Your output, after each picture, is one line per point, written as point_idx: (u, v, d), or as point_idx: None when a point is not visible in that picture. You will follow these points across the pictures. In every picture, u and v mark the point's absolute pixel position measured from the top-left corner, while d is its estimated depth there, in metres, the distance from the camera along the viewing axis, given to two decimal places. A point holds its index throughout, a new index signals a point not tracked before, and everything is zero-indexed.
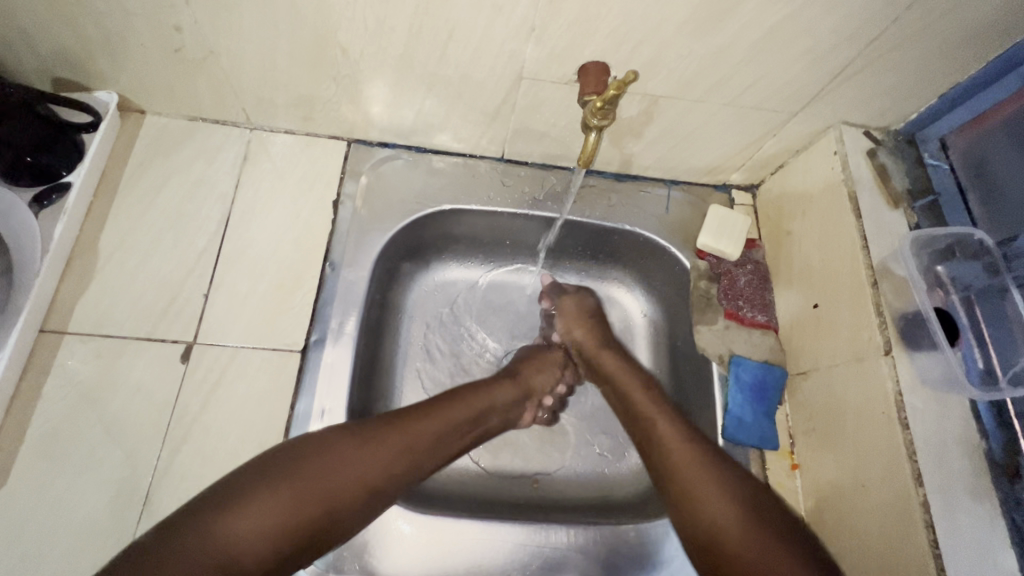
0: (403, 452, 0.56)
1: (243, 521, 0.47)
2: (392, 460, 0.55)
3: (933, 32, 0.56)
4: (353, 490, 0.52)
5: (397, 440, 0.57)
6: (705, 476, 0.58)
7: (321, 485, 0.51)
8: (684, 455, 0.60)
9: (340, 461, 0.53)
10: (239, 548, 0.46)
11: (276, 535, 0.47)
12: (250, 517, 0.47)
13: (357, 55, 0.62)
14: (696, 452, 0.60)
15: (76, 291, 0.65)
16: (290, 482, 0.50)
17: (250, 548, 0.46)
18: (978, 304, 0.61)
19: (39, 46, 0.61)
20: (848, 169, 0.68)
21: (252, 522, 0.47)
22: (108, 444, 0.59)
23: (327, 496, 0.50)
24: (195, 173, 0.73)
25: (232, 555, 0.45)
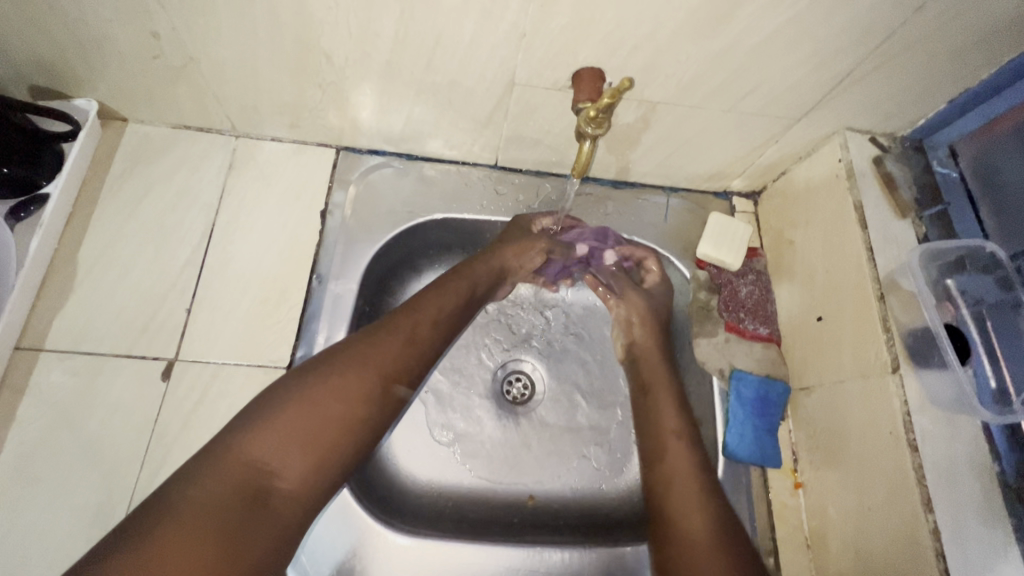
0: (389, 363, 0.58)
1: (258, 443, 0.49)
2: (376, 369, 0.56)
3: (943, 35, 0.54)
4: (353, 401, 0.54)
5: (386, 354, 0.58)
6: (690, 487, 0.60)
7: (329, 399, 0.53)
8: (678, 463, 0.62)
9: (340, 375, 0.54)
10: (271, 469, 0.48)
11: (307, 454, 0.50)
12: (268, 438, 0.49)
13: (342, 61, 0.59)
14: (688, 463, 0.62)
15: (54, 306, 0.63)
16: (300, 402, 0.52)
17: (282, 464, 0.49)
18: (990, 319, 0.58)
19: (12, 54, 0.59)
20: (853, 177, 0.65)
21: (275, 443, 0.49)
22: (85, 466, 0.57)
23: (339, 403, 0.53)
24: (179, 183, 0.71)
25: (261, 476, 0.48)
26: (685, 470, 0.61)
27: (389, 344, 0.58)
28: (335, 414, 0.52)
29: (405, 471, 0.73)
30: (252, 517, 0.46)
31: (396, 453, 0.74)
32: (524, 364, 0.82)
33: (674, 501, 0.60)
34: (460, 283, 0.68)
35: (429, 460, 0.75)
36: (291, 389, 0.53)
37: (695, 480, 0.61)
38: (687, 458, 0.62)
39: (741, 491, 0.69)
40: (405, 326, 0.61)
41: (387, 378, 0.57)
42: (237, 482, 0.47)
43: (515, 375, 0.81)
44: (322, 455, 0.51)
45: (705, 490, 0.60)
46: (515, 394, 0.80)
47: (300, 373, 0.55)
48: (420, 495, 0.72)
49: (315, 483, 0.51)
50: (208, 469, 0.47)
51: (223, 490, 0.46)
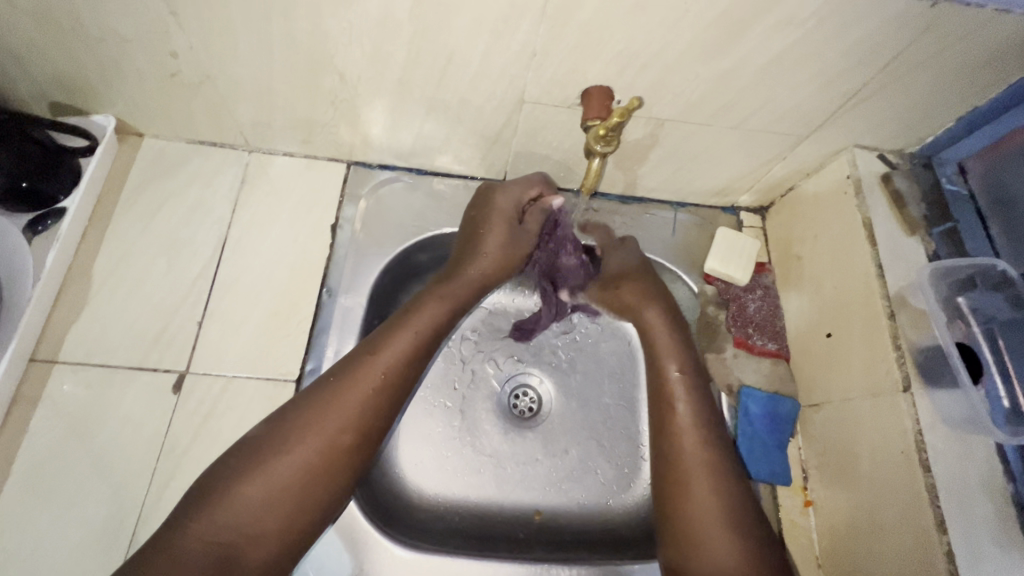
0: (351, 419, 0.57)
1: (221, 513, 0.51)
2: (337, 427, 0.56)
3: (951, 54, 0.54)
4: (316, 462, 0.55)
5: (347, 408, 0.57)
6: (716, 527, 0.58)
7: (287, 467, 0.54)
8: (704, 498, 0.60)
9: (299, 436, 0.55)
10: (239, 534, 0.51)
11: (275, 517, 0.52)
12: (234, 506, 0.51)
13: (355, 79, 0.61)
14: (716, 496, 0.60)
15: (69, 318, 0.64)
16: (259, 469, 0.53)
17: (248, 531, 0.51)
18: (1002, 337, 0.57)
19: (36, 72, 0.60)
20: (862, 194, 0.66)
21: (236, 515, 0.51)
22: (96, 478, 0.58)
23: (297, 466, 0.54)
24: (192, 197, 0.72)
25: (227, 544, 0.50)
26: (711, 505, 0.60)
27: (348, 398, 0.58)
28: (294, 481, 0.53)
29: (412, 484, 0.73)
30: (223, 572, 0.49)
31: (403, 465, 0.74)
32: (532, 378, 0.82)
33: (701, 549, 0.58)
34: (434, 309, 0.65)
35: (437, 472, 0.75)
36: (251, 457, 0.54)
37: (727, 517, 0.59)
38: (715, 491, 0.60)
39: None
40: (368, 377, 0.59)
41: (348, 433, 0.57)
42: (206, 552, 0.49)
43: (522, 389, 0.81)
44: (287, 519, 0.53)
45: (740, 530, 0.58)
46: (522, 408, 0.80)
47: (262, 438, 0.55)
48: (426, 507, 0.73)
49: (288, 544, 0.53)
50: (172, 548, 0.48)
51: (193, 558, 0.48)
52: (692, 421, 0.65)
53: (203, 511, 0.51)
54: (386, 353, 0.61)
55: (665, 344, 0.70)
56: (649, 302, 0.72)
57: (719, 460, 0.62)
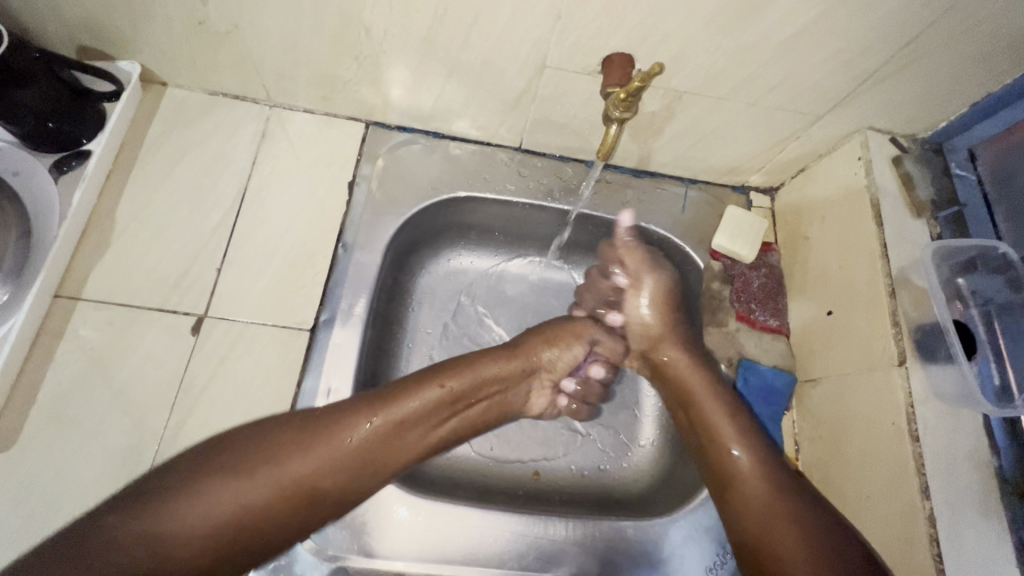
0: (337, 465, 0.54)
1: (185, 512, 0.48)
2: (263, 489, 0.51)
3: (970, 37, 0.55)
4: (208, 524, 0.48)
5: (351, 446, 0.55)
6: (762, 525, 0.58)
7: (254, 493, 0.50)
8: (748, 473, 0.61)
9: (325, 454, 0.54)
10: (205, 527, 0.48)
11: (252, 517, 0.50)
12: (194, 510, 0.48)
13: (381, 36, 0.61)
14: (752, 463, 0.61)
15: (92, 258, 0.65)
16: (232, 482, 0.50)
17: (170, 551, 0.46)
18: (998, 319, 0.59)
19: (66, 14, 0.61)
20: (872, 176, 0.67)
21: (183, 527, 0.47)
22: (116, 411, 0.60)
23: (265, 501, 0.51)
24: (214, 147, 0.73)
25: (167, 550, 0.46)
26: (767, 506, 0.58)
27: (285, 468, 0.52)
28: (185, 543, 0.47)
29: None
30: (195, 535, 0.47)
31: None
32: None
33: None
34: (462, 374, 0.63)
35: None
36: (142, 508, 0.47)
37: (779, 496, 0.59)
38: (758, 500, 0.59)
39: None
40: (315, 463, 0.53)
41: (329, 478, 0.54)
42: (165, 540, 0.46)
43: None
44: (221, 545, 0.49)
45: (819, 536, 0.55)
46: None
47: (92, 516, 0.47)
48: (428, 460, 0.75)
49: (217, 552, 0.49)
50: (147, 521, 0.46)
51: (184, 519, 0.47)
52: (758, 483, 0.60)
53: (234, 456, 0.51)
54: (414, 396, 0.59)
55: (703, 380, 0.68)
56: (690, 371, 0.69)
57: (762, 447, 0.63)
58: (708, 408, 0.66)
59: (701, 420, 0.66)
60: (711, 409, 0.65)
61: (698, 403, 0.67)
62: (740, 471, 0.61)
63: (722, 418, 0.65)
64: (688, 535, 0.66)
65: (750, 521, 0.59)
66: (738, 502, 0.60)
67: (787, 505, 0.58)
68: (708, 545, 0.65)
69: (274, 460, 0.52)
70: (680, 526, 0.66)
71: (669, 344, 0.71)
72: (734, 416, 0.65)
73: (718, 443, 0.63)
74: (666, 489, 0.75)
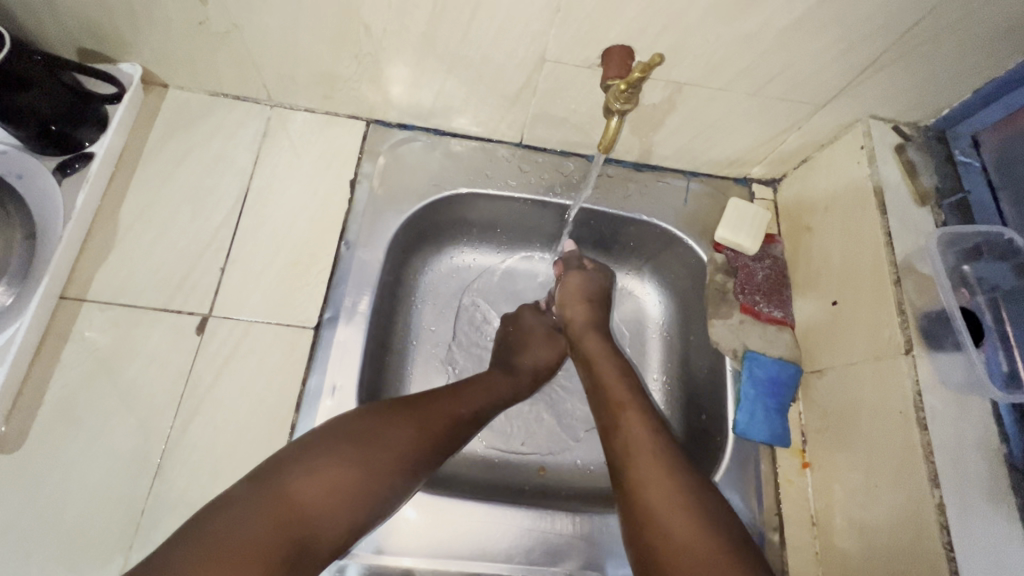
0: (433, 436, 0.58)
1: (315, 476, 0.50)
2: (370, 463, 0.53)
3: (971, 22, 0.54)
4: (332, 497, 0.49)
5: (442, 418, 0.60)
6: (673, 551, 0.49)
7: (376, 456, 0.53)
8: (662, 485, 0.54)
9: (427, 426, 0.58)
10: (337, 484, 0.50)
11: (372, 479, 0.52)
12: (328, 470, 0.50)
13: (380, 32, 0.62)
14: (667, 476, 0.55)
15: (96, 260, 0.66)
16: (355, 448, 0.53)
17: (314, 507, 0.48)
18: (1005, 307, 0.58)
19: (66, 17, 0.61)
20: (875, 164, 0.66)
21: (321, 485, 0.49)
22: (123, 410, 0.60)
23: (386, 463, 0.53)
24: (216, 147, 0.74)
25: (309, 507, 0.48)
26: (683, 514, 0.51)
27: (392, 437, 0.55)
28: (316, 506, 0.48)
29: None
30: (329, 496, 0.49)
31: None
32: None
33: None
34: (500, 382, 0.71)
35: None
36: (289, 480, 0.49)
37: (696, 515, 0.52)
38: (674, 517, 0.51)
39: (748, 467, 0.70)
40: (418, 430, 0.57)
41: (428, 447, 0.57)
42: (307, 496, 0.48)
43: None
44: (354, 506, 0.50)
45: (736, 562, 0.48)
46: None
47: (226, 497, 0.48)
48: None
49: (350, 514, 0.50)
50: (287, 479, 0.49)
51: (319, 481, 0.49)
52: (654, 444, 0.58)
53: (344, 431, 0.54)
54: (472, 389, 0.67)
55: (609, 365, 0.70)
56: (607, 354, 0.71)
57: (676, 460, 0.56)
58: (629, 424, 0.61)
59: (621, 437, 0.60)
60: (632, 424, 0.61)
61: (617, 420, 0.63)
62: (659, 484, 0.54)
63: (641, 429, 0.60)
64: None
65: (663, 541, 0.50)
66: (646, 520, 0.52)
67: (700, 514, 0.52)
68: None
69: (387, 427, 0.56)
70: None
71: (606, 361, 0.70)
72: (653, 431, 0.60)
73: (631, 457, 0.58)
74: None
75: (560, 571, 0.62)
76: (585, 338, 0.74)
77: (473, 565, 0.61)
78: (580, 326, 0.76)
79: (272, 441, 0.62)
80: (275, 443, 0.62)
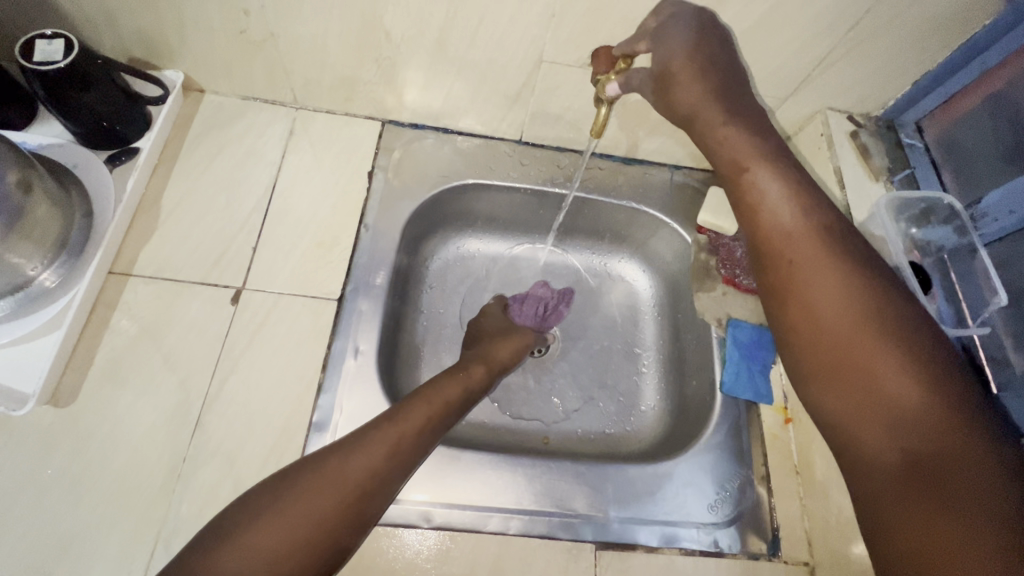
0: (364, 478, 0.54)
1: (234, 549, 0.49)
2: (287, 538, 0.50)
3: (902, 22, 0.64)
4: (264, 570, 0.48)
5: (379, 450, 0.56)
6: (857, 408, 0.45)
7: (299, 517, 0.51)
8: (847, 351, 0.47)
9: (357, 461, 0.55)
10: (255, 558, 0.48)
11: (299, 542, 0.50)
12: (250, 540, 0.49)
13: (398, 38, 0.71)
14: (854, 338, 0.47)
15: (141, 239, 0.73)
16: (273, 514, 0.51)
17: None
18: (952, 264, 0.67)
19: (124, 29, 0.70)
20: (833, 148, 0.76)
21: (244, 558, 0.48)
22: (166, 370, 0.66)
23: (308, 523, 0.51)
24: (247, 144, 0.82)
25: None
26: (907, 401, 0.43)
27: (314, 492, 0.52)
28: None
29: None
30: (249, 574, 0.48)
31: None
32: None
33: (875, 502, 0.43)
34: (449, 386, 0.66)
35: None
36: (205, 559, 0.49)
37: (921, 390, 0.43)
38: (842, 380, 0.47)
39: (736, 423, 0.75)
40: (347, 471, 0.54)
41: (363, 491, 0.54)
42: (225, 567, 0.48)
43: None
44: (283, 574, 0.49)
45: (942, 416, 0.42)
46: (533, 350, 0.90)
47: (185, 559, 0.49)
48: None
49: None
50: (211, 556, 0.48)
51: (241, 555, 0.48)
52: (838, 316, 0.48)
53: (270, 492, 0.53)
54: (422, 401, 0.62)
55: (774, 192, 0.53)
56: (766, 158, 0.54)
57: (881, 318, 0.47)
58: (815, 287, 0.49)
59: (779, 272, 0.52)
60: (800, 260, 0.51)
61: (797, 277, 0.50)
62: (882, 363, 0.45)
63: (834, 291, 0.48)
64: (689, 479, 0.71)
65: (829, 407, 0.48)
66: (817, 372, 0.48)
67: (935, 408, 0.42)
68: (708, 481, 0.71)
69: (306, 475, 0.53)
70: (679, 469, 0.72)
71: (718, 111, 0.55)
72: (856, 282, 0.48)
73: (821, 325, 0.48)
74: (669, 443, 0.81)
75: (570, 513, 0.67)
76: (725, 132, 0.55)
77: (486, 510, 0.66)
78: (714, 125, 0.55)
79: (300, 398, 0.67)
80: (304, 399, 0.67)
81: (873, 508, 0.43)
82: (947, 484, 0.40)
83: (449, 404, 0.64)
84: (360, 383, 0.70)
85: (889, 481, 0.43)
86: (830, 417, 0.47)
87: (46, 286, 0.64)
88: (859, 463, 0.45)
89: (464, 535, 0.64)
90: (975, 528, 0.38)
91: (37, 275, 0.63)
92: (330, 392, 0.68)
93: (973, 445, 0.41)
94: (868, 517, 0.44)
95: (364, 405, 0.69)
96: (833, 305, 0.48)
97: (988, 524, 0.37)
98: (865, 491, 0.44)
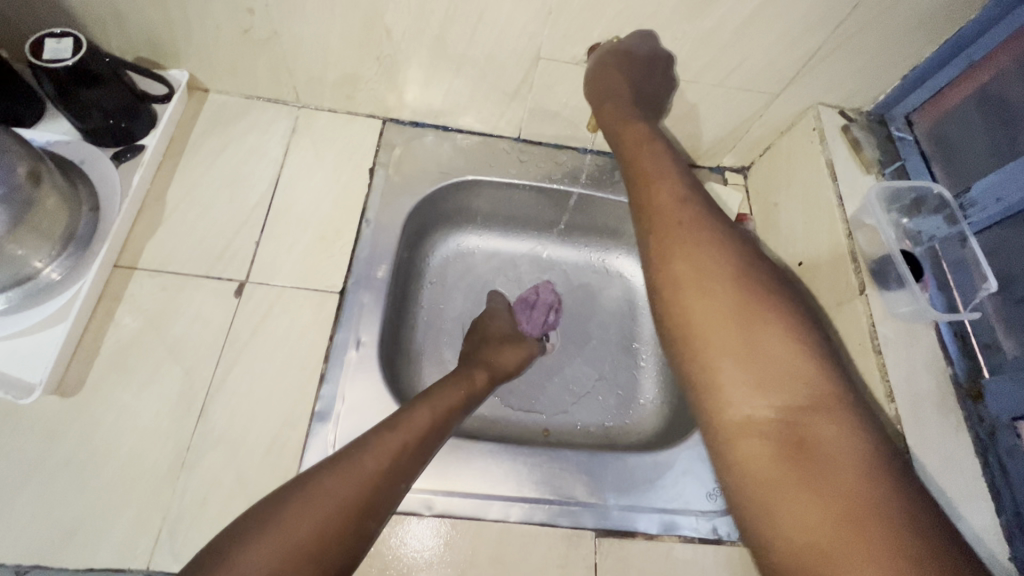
0: (366, 487, 0.53)
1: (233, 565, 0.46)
2: (290, 552, 0.47)
3: (890, 17, 0.66)
4: None
5: (381, 458, 0.56)
6: (735, 368, 0.48)
7: (303, 529, 0.49)
8: (719, 310, 0.50)
9: (360, 470, 0.54)
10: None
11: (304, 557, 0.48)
12: (251, 555, 0.46)
13: (399, 36, 0.72)
14: (723, 301, 0.50)
15: (146, 234, 0.74)
16: (275, 528, 0.48)
17: None
18: (942, 253, 0.69)
19: (131, 28, 0.72)
20: (825, 142, 0.77)
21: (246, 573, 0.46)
22: (170, 361, 0.67)
23: (312, 537, 0.49)
24: (250, 141, 0.83)
25: None
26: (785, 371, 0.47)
27: (316, 504, 0.50)
28: None
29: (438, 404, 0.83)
30: None
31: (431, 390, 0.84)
32: None
33: (748, 469, 0.45)
34: (449, 392, 0.67)
35: None
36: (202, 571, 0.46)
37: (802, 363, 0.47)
38: (721, 340, 0.49)
39: None
40: (350, 480, 0.53)
41: (367, 501, 0.53)
42: None
43: None
44: None
45: (817, 391, 0.46)
46: None
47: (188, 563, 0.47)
48: None
49: None
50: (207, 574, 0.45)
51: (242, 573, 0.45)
52: (724, 281, 0.52)
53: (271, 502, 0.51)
54: (423, 406, 0.63)
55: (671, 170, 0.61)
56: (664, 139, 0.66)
57: (760, 291, 0.51)
58: (694, 255, 0.54)
59: (664, 235, 0.57)
60: (685, 233, 0.56)
61: (677, 243, 0.55)
62: (769, 346, 0.48)
63: (716, 260, 0.53)
64: (687, 468, 0.72)
65: (707, 370, 0.49)
66: (692, 335, 0.51)
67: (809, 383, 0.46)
68: (707, 470, 0.72)
69: (307, 486, 0.52)
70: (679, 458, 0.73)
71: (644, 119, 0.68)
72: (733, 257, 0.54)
73: (698, 287, 0.52)
74: (668, 434, 0.82)
75: (571, 501, 0.68)
76: (629, 116, 0.69)
77: (487, 498, 0.66)
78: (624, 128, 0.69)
79: (302, 388, 0.68)
80: (306, 389, 0.68)
81: (747, 476, 0.45)
82: (823, 454, 0.43)
83: (448, 410, 0.65)
84: (362, 373, 0.71)
85: (762, 446, 0.45)
86: (705, 384, 0.49)
87: (51, 280, 0.65)
88: (729, 431, 0.47)
89: (465, 523, 0.64)
90: (843, 498, 0.40)
91: (43, 268, 0.64)
92: (332, 382, 0.69)
93: (839, 420, 0.44)
94: (744, 486, 0.45)
95: (365, 396, 0.69)
96: (717, 271, 0.53)
97: (845, 492, 0.41)
98: (735, 458, 0.46)
